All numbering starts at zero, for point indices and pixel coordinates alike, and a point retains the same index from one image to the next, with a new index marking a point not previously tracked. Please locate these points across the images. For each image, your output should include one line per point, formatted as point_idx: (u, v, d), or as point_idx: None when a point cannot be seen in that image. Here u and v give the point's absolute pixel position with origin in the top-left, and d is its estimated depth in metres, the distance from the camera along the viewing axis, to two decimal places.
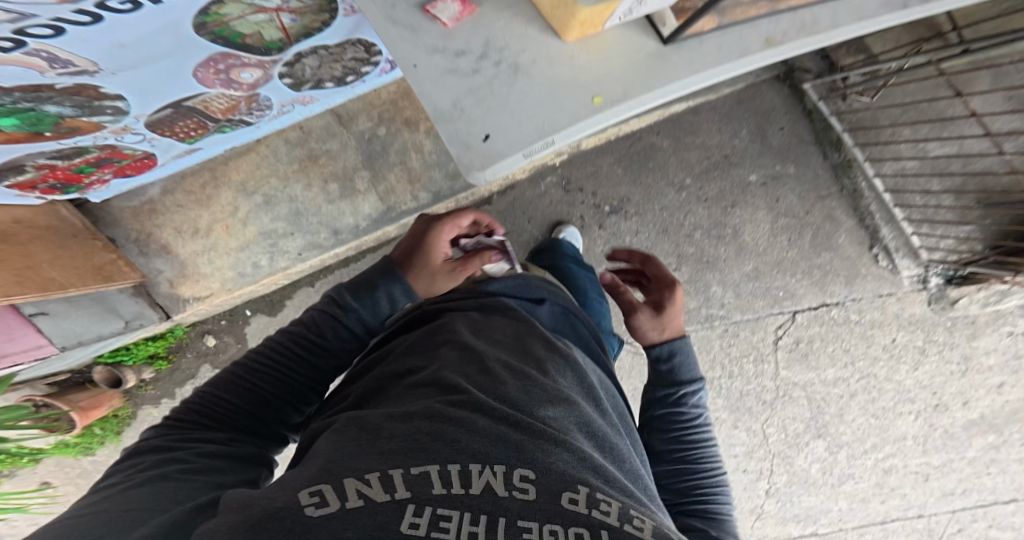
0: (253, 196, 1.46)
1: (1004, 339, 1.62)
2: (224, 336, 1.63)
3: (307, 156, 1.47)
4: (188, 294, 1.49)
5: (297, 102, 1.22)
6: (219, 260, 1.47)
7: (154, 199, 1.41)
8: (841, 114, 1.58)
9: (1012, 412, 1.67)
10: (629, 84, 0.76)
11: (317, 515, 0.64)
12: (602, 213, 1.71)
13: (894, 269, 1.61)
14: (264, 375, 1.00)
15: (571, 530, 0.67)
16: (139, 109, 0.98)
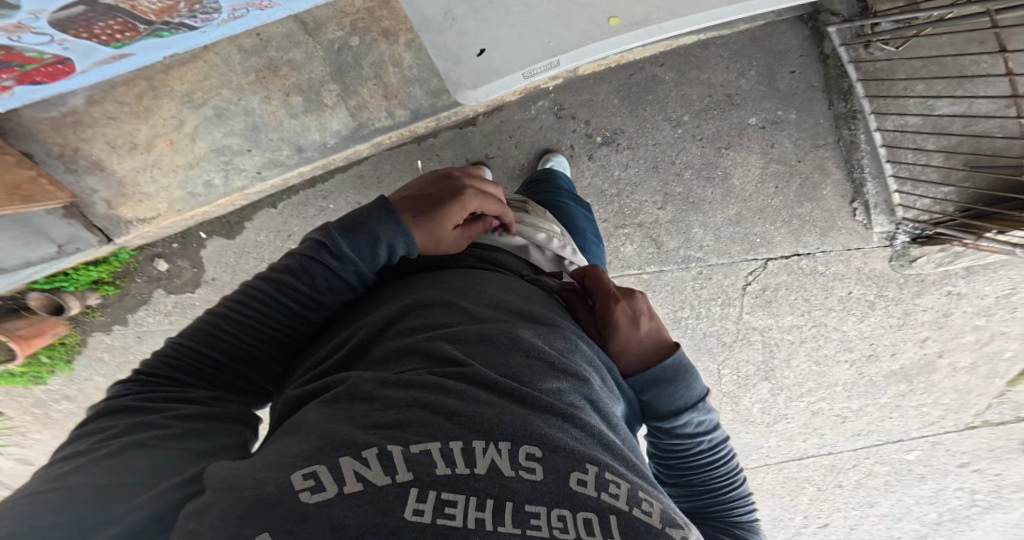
0: (202, 109, 1.27)
1: (941, 298, 1.73)
2: (177, 260, 1.54)
3: (266, 66, 1.26)
4: (131, 216, 1.35)
5: (253, 7, 0.97)
6: (165, 179, 1.32)
7: (78, 110, 1.21)
8: (859, 62, 1.46)
9: (926, 364, 1.85)
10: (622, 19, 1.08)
11: (312, 502, 0.55)
12: (593, 144, 1.60)
13: (867, 225, 1.64)
14: (250, 326, 0.83)
15: (580, 514, 0.61)
16: (36, 4, 0.78)
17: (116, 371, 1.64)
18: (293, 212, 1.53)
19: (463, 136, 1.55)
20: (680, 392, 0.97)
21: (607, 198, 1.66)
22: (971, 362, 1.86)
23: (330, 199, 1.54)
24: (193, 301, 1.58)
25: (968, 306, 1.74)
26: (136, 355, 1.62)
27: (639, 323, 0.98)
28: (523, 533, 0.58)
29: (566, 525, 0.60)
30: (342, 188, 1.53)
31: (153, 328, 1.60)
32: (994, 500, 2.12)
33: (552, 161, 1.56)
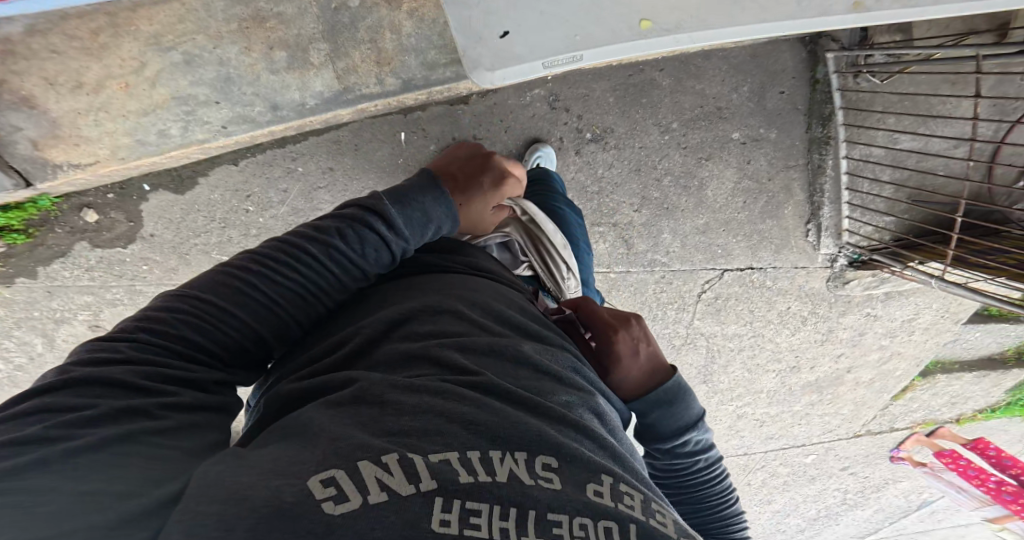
0: (170, 53, 1.12)
1: (861, 318, 1.94)
2: (110, 213, 1.33)
3: (251, 16, 1.13)
4: (61, 160, 1.15)
5: None
6: (111, 124, 1.15)
7: (12, 39, 1.05)
8: (846, 90, 1.53)
9: (836, 377, 2.09)
10: (680, 19, 1.06)
11: (338, 513, 0.48)
12: (582, 139, 1.58)
13: (815, 246, 1.79)
14: (279, 292, 0.78)
15: (602, 524, 0.56)
16: None
17: (12, 329, 1.41)
18: (256, 172, 1.37)
19: (453, 113, 1.47)
20: (687, 422, 0.98)
21: (587, 195, 1.66)
22: (872, 377, 2.12)
23: (300, 162, 1.40)
24: (122, 260, 1.37)
25: (880, 327, 1.97)
26: (42, 313, 1.40)
27: (639, 351, 0.97)
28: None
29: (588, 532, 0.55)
30: (314, 152, 1.39)
31: (67, 284, 1.38)
32: (859, 499, 2.49)
33: (540, 153, 1.52)
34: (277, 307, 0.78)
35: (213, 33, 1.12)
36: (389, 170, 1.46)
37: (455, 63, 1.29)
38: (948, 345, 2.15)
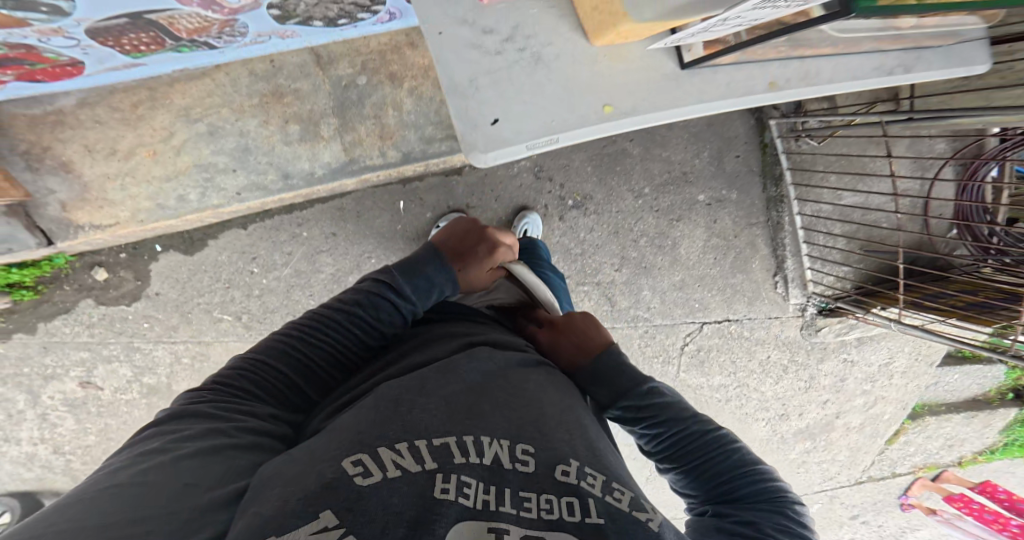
0: (196, 124, 1.26)
1: (839, 364, 2.06)
2: (119, 271, 1.41)
3: (271, 91, 1.28)
4: (84, 222, 1.25)
5: (276, 35, 1.01)
6: (135, 189, 1.26)
7: (63, 110, 1.18)
8: (790, 153, 1.74)
9: (825, 424, 2.13)
10: (636, 101, 1.14)
11: (366, 483, 0.69)
12: (564, 205, 1.73)
13: (785, 296, 1.93)
14: (316, 350, 0.96)
15: (563, 499, 0.76)
16: (86, 14, 0.74)
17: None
18: (263, 236, 1.47)
19: (448, 183, 1.61)
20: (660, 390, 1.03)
21: (571, 256, 1.77)
22: (861, 422, 2.16)
23: (305, 227, 1.50)
24: (125, 316, 1.43)
25: (859, 372, 2.07)
26: (32, 370, 1.43)
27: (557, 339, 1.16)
28: (518, 512, 0.73)
29: (552, 506, 0.75)
30: (319, 218, 1.51)
31: (65, 340, 1.42)
32: None
33: (528, 219, 1.66)
34: (316, 364, 0.95)
35: (237, 106, 1.26)
36: (388, 235, 1.57)
37: (451, 138, 1.46)
38: (931, 388, 2.27)
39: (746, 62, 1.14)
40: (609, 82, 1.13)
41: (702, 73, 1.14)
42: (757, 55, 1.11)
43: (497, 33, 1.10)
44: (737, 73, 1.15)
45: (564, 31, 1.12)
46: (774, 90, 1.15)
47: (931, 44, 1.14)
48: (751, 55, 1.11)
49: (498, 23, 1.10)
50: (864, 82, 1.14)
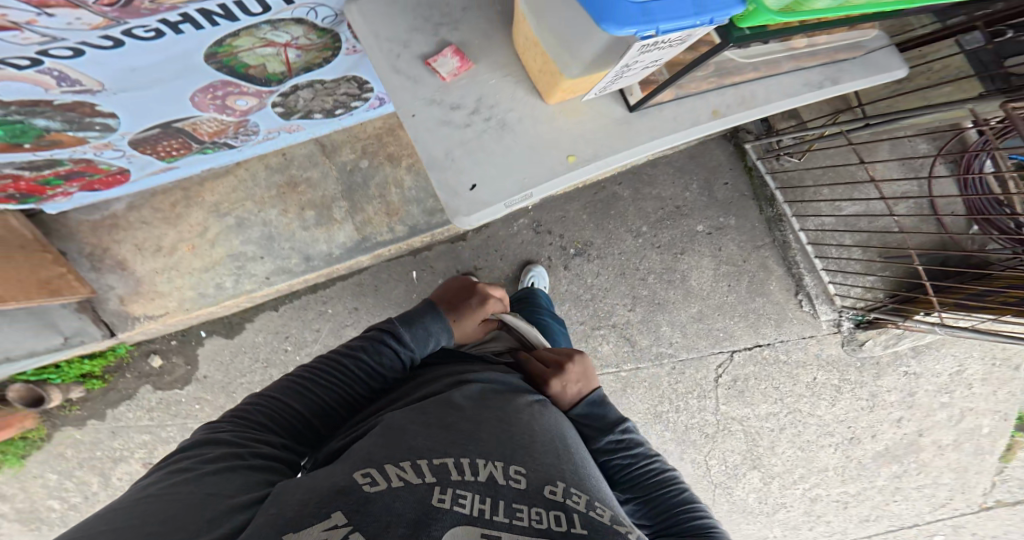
0: (226, 218, 1.48)
1: (901, 378, 1.95)
2: (172, 357, 1.59)
3: (286, 182, 1.50)
4: (140, 312, 1.47)
5: (284, 130, 1.28)
6: (180, 280, 1.47)
7: (117, 214, 1.42)
8: (775, 172, 1.81)
9: (909, 443, 1.98)
10: (598, 147, 1.17)
11: (372, 491, 0.72)
12: (567, 255, 1.80)
13: (814, 314, 1.88)
14: (326, 389, 0.99)
15: (552, 514, 0.77)
16: (128, 128, 0.98)
17: (73, 469, 1.60)
18: (293, 315, 1.62)
19: (454, 249, 1.73)
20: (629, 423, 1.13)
21: (583, 302, 1.81)
22: (955, 439, 2.00)
23: (330, 303, 1.64)
24: (179, 398, 1.59)
25: (928, 385, 1.95)
26: (103, 452, 1.59)
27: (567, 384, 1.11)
28: (511, 523, 0.74)
29: (543, 518, 0.77)
30: (341, 294, 1.65)
31: (129, 424, 1.59)
32: None
33: (533, 272, 1.74)
34: (325, 404, 0.98)
35: (258, 198, 1.48)
36: (405, 304, 1.68)
37: None
38: None
39: (684, 96, 1.21)
40: (569, 135, 1.16)
41: (649, 112, 1.20)
42: (688, 86, 1.18)
43: (464, 108, 1.13)
44: (682, 105, 1.21)
45: (521, 96, 1.16)
46: (719, 117, 1.21)
47: (845, 56, 1.26)
48: (685, 87, 1.18)
49: (463, 98, 1.13)
50: (801, 97, 1.22)
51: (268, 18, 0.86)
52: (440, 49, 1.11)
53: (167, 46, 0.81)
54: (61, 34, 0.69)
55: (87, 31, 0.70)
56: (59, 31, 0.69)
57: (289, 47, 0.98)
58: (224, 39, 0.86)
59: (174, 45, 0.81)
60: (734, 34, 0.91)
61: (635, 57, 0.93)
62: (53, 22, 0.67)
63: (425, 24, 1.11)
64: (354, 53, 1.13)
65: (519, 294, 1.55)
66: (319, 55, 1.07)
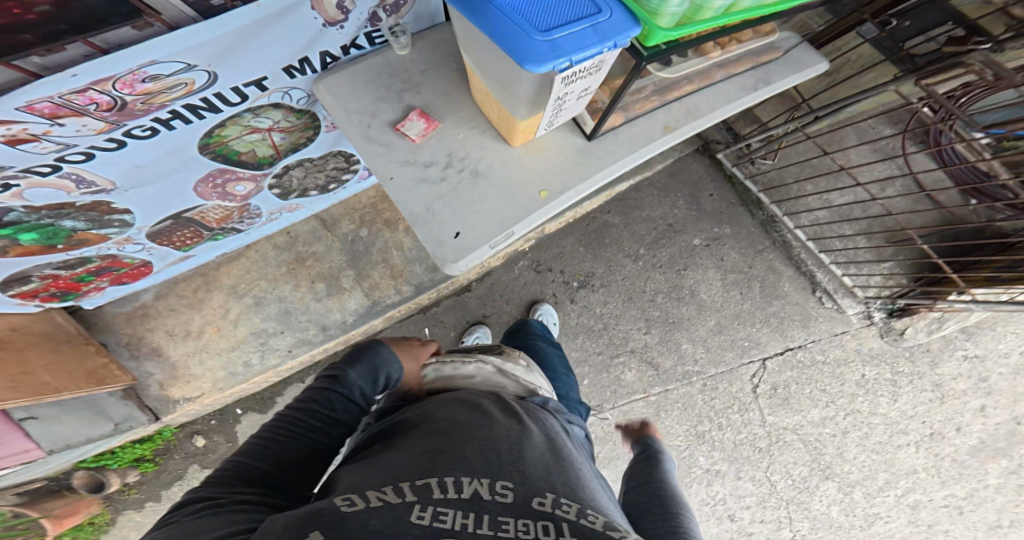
0: (244, 298, 1.80)
1: (963, 363, 1.79)
2: (213, 435, 1.86)
3: (295, 258, 1.82)
4: (179, 395, 1.76)
5: (284, 209, 1.72)
6: (209, 360, 1.77)
7: (146, 304, 1.76)
8: (754, 176, 1.84)
9: (1009, 433, 1.77)
10: (565, 182, 1.23)
11: (351, 511, 0.72)
12: (571, 288, 1.83)
13: (839, 309, 1.82)
14: (289, 439, 0.95)
15: (539, 524, 0.73)
16: (142, 221, 1.45)
17: None
18: None
19: (461, 301, 1.86)
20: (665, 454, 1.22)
21: (596, 333, 1.81)
22: None
23: None
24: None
25: (999, 367, 1.79)
26: None
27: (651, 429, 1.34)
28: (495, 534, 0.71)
29: (530, 530, 0.73)
30: None
31: None
32: None
33: (540, 310, 1.78)
34: (291, 453, 0.94)
35: (270, 276, 1.80)
36: None
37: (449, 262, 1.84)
38: None
39: (635, 117, 1.28)
40: (537, 174, 1.23)
41: (606, 138, 1.27)
42: (635, 107, 1.26)
43: (437, 163, 1.21)
44: (637, 125, 1.28)
45: (489, 144, 1.25)
46: (673, 131, 1.28)
47: (767, 59, 1.35)
48: (631, 109, 1.25)
49: (435, 153, 1.22)
50: (739, 100, 1.31)
51: (247, 106, 1.26)
52: (407, 116, 1.23)
53: (159, 142, 1.23)
54: (71, 142, 1.09)
55: (95, 135, 1.11)
56: (71, 139, 1.08)
57: (274, 130, 1.39)
58: (212, 130, 1.28)
59: (166, 141, 1.24)
60: (643, 54, 1.01)
61: (563, 89, 1.02)
62: (64, 130, 1.05)
63: (390, 94, 1.25)
64: (332, 128, 1.49)
65: (513, 327, 1.58)
66: (301, 134, 1.46)
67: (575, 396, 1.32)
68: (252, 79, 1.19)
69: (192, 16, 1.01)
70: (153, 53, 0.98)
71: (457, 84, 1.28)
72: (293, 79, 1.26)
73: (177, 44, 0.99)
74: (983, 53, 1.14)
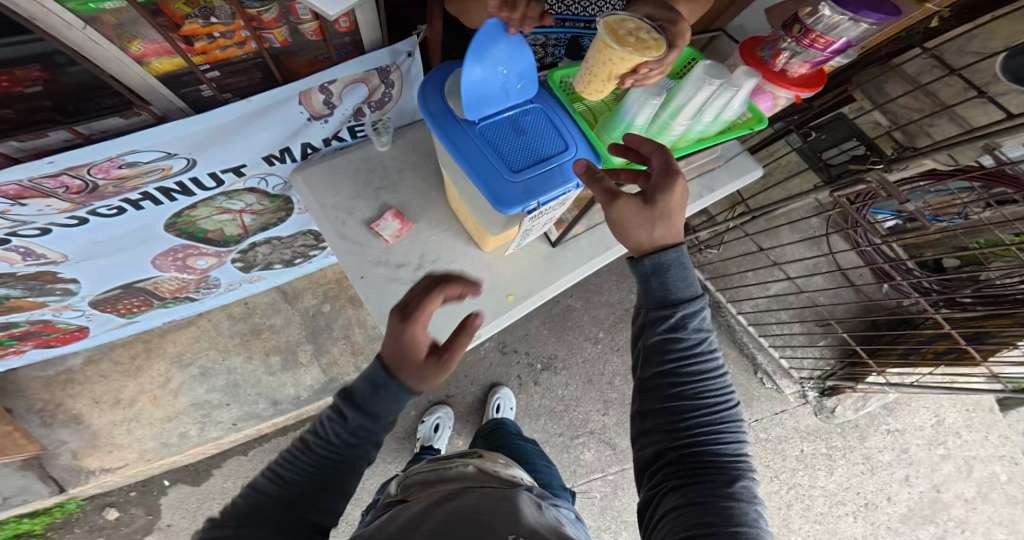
0: (189, 368, 1.72)
1: (886, 437, 1.96)
2: (131, 508, 1.70)
3: (250, 329, 1.77)
4: (95, 465, 1.62)
5: (245, 280, 1.69)
6: (138, 430, 1.65)
7: (73, 368, 1.65)
8: (702, 265, 2.01)
9: (932, 501, 1.92)
10: (530, 285, 1.28)
11: None
12: (535, 370, 1.88)
13: (778, 389, 1.96)
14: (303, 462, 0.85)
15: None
16: (88, 290, 1.38)
17: None
18: (263, 458, 1.77)
19: (424, 379, 1.85)
20: (682, 295, 0.90)
21: (557, 414, 1.85)
22: (977, 490, 1.95)
23: None
24: None
25: (916, 439, 1.97)
26: None
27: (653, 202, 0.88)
28: None
29: None
30: None
31: None
32: None
33: (499, 393, 1.79)
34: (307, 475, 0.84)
35: (221, 346, 1.74)
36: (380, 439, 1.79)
37: None
38: None
39: (596, 224, 1.37)
40: (505, 277, 1.28)
41: (570, 244, 1.34)
42: (597, 217, 1.36)
43: (408, 264, 1.25)
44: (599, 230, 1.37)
45: (462, 247, 1.29)
46: None
47: (712, 169, 1.53)
48: (593, 220, 1.35)
49: (408, 255, 1.25)
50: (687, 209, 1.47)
51: (221, 191, 1.27)
52: (383, 215, 1.26)
53: (125, 221, 1.20)
54: (29, 218, 1.05)
55: (56, 215, 1.07)
56: (30, 217, 1.05)
57: (244, 212, 1.40)
58: (181, 211, 1.27)
59: (132, 220, 1.21)
60: None
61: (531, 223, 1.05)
62: (26, 210, 1.03)
63: (368, 190, 1.30)
64: (304, 211, 1.51)
65: (489, 426, 1.60)
66: (273, 215, 1.47)
67: (562, 483, 1.37)
68: (230, 166, 1.20)
69: (181, 107, 1.04)
70: (136, 143, 0.99)
71: (433, 184, 1.34)
72: (272, 166, 1.28)
73: (164, 136, 1.01)
74: (877, 173, 1.33)
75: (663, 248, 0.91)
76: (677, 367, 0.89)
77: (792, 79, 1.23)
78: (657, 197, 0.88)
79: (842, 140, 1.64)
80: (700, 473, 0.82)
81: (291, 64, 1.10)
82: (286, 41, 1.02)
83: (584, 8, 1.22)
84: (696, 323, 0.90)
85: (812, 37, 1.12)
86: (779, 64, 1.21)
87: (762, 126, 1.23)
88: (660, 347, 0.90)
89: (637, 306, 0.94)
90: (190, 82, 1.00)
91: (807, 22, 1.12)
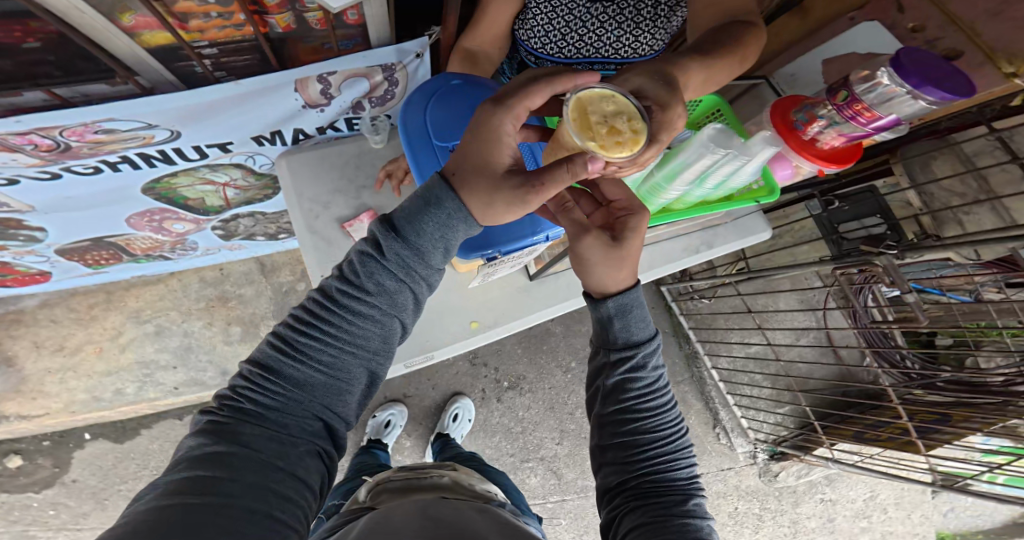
0: (145, 324, 1.68)
1: (818, 505, 2.01)
2: (38, 458, 1.67)
3: (217, 296, 1.73)
4: (11, 411, 1.59)
5: (224, 247, 1.63)
6: (71, 381, 1.62)
7: (25, 309, 1.61)
8: (689, 313, 2.00)
9: None
10: (495, 315, 1.27)
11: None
12: (501, 387, 1.87)
13: (731, 446, 1.99)
14: (332, 320, 0.73)
15: None
16: (55, 239, 1.32)
17: None
18: None
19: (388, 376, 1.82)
20: (638, 336, 0.86)
21: (513, 435, 1.85)
22: None
23: None
24: (25, 503, 1.65)
25: (845, 511, 2.02)
26: None
27: (620, 239, 0.84)
28: None
29: None
30: None
31: None
32: None
33: (459, 403, 1.78)
34: (342, 329, 0.74)
35: (184, 309, 1.70)
36: None
37: None
38: (949, 517, 2.48)
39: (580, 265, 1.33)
40: (473, 304, 1.27)
41: (547, 279, 1.31)
42: None
43: None
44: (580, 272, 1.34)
45: None
46: None
47: (723, 223, 1.49)
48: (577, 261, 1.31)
49: None
50: (680, 261, 1.45)
51: (205, 163, 1.21)
52: (359, 215, 1.23)
53: (99, 181, 1.14)
54: None
55: (24, 168, 1.01)
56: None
57: (228, 186, 1.34)
58: (161, 178, 1.20)
59: (106, 181, 1.15)
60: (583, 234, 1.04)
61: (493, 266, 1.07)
62: None
63: (350, 187, 1.25)
64: None
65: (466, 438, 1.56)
66: (259, 192, 1.41)
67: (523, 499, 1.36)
68: (217, 141, 1.14)
69: (171, 80, 0.98)
70: (114, 112, 0.93)
71: None
72: (261, 146, 1.23)
73: (146, 108, 0.95)
74: (887, 257, 1.20)
75: (624, 289, 0.86)
76: (635, 405, 0.85)
77: (822, 149, 1.12)
78: (627, 237, 0.84)
79: (864, 215, 1.56)
80: (657, 507, 0.78)
81: (295, 49, 1.04)
82: (290, 27, 0.96)
83: (615, 49, 1.20)
84: (652, 362, 0.86)
85: (856, 107, 1.00)
86: (810, 131, 1.10)
87: (772, 199, 1.16)
88: (619, 387, 0.85)
89: (593, 348, 0.89)
90: (186, 56, 0.94)
91: (855, 90, 1.00)
